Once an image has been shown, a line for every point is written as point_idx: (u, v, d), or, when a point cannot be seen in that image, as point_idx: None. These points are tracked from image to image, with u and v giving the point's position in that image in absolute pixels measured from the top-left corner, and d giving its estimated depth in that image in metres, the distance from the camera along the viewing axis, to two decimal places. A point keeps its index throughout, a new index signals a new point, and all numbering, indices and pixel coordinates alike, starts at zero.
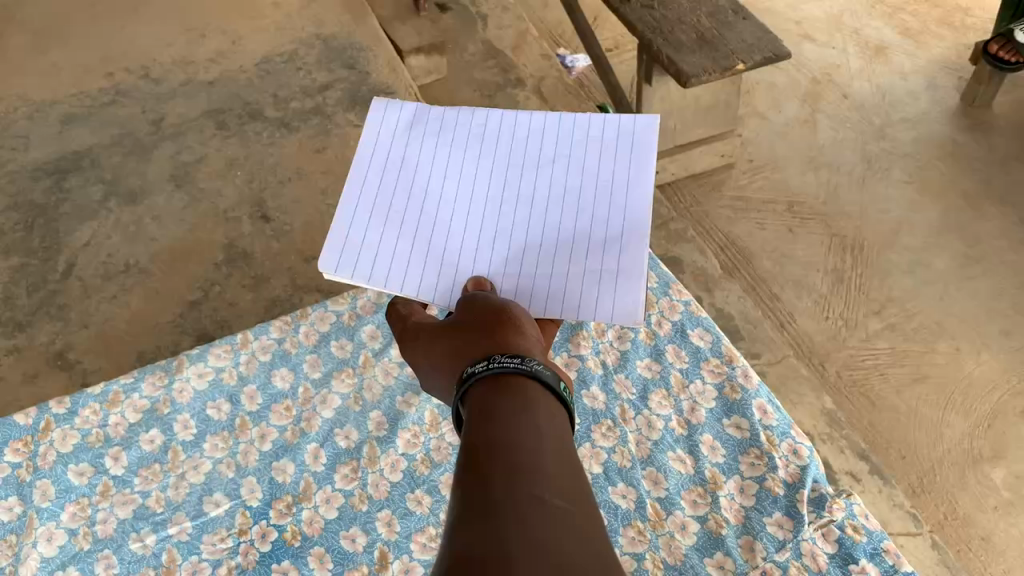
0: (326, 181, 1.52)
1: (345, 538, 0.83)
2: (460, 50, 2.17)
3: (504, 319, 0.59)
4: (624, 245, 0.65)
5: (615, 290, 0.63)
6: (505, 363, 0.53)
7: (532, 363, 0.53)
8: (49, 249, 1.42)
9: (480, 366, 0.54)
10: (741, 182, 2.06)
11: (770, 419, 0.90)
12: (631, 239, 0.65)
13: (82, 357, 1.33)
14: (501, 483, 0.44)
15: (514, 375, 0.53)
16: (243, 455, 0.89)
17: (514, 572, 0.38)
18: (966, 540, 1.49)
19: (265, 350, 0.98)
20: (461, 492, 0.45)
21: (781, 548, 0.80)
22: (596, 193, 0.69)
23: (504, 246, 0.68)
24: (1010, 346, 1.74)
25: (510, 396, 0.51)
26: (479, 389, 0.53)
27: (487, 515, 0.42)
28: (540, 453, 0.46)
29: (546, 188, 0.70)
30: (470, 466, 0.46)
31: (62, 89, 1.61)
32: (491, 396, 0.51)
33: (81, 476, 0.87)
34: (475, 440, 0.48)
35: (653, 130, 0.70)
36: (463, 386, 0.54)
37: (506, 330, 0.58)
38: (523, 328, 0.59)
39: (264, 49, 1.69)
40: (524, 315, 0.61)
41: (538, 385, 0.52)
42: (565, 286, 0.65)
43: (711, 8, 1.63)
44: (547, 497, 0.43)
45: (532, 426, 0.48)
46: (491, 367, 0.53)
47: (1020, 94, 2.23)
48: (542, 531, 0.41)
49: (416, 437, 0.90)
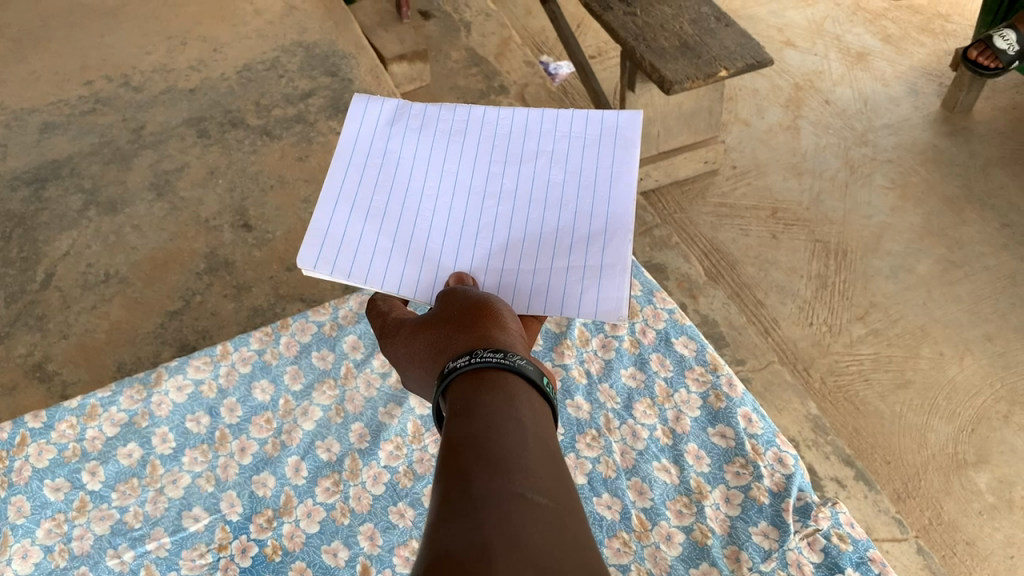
0: (308, 190, 1.51)
1: (326, 553, 0.82)
2: (443, 58, 2.17)
3: (485, 313, 0.58)
4: (609, 240, 0.65)
5: (599, 283, 0.63)
6: (488, 358, 0.52)
7: (515, 359, 0.52)
8: (28, 260, 1.40)
9: (462, 361, 0.53)
10: (725, 189, 2.06)
11: (755, 427, 0.89)
12: (615, 234, 0.65)
13: (61, 369, 1.31)
14: (481, 479, 0.43)
15: (497, 370, 0.52)
16: (223, 469, 0.88)
17: (495, 571, 0.37)
18: (950, 546, 1.49)
19: (244, 361, 0.97)
20: (440, 489, 0.44)
21: (767, 558, 0.79)
22: (580, 189, 0.68)
23: (485, 242, 0.67)
24: (992, 351, 1.75)
25: (492, 392, 0.50)
26: (461, 384, 0.52)
27: (466, 510, 0.41)
28: (522, 449, 0.46)
29: (531, 183, 0.69)
30: (451, 463, 0.45)
31: (40, 97, 1.59)
32: (472, 392, 0.51)
33: (57, 491, 0.85)
34: (456, 436, 0.47)
35: (636, 127, 0.70)
36: (445, 381, 0.53)
37: (488, 323, 0.57)
38: (504, 323, 0.58)
39: (246, 56, 1.68)
40: (504, 309, 0.60)
41: (522, 381, 0.52)
42: (549, 278, 0.64)
43: (693, 15, 1.63)
44: (529, 495, 0.42)
45: (516, 420, 0.48)
46: (473, 362, 0.52)
47: (998, 100, 2.25)
48: (521, 526, 0.40)
49: (399, 449, 0.89)
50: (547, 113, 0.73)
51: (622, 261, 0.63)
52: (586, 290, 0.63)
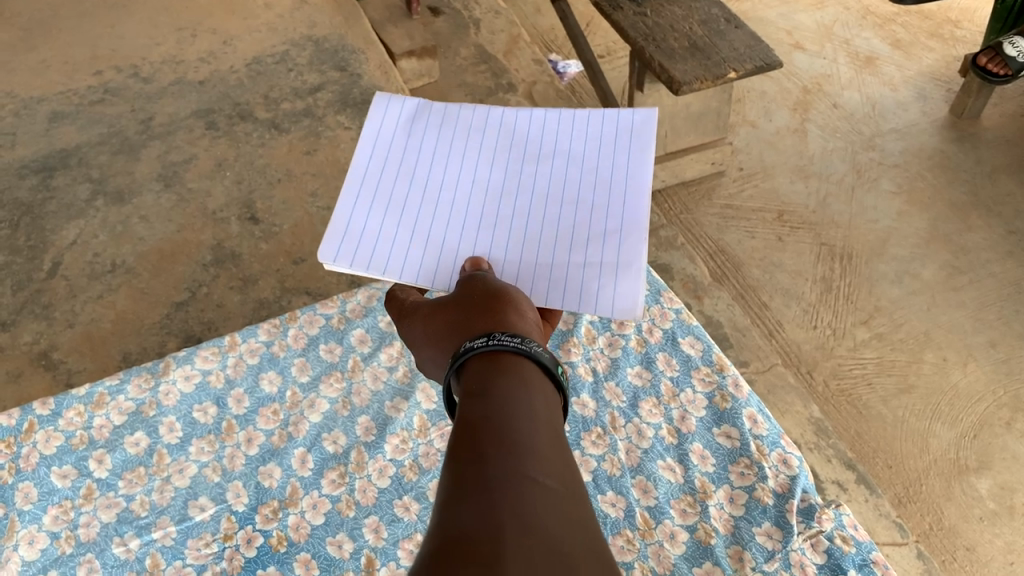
0: (315, 184, 1.52)
1: (331, 544, 0.82)
2: (452, 55, 2.17)
3: (504, 299, 0.58)
4: (625, 237, 0.65)
5: (615, 281, 0.63)
6: (504, 342, 0.53)
7: (531, 345, 0.53)
8: (36, 248, 1.41)
9: (478, 342, 0.54)
10: (731, 191, 2.07)
11: (760, 428, 0.89)
12: (630, 233, 0.65)
13: (66, 358, 1.32)
14: (494, 459, 0.43)
15: (512, 353, 0.52)
16: (230, 460, 0.88)
17: (505, 550, 0.37)
18: (950, 551, 1.50)
19: (253, 353, 0.97)
20: (452, 467, 0.44)
21: (769, 558, 0.79)
22: (598, 186, 0.68)
23: (501, 235, 0.67)
24: (996, 357, 1.75)
25: (506, 375, 0.50)
26: (475, 365, 0.53)
27: (480, 488, 0.41)
28: (534, 434, 0.46)
29: (548, 180, 0.69)
30: (463, 444, 0.45)
31: (49, 86, 1.60)
32: (488, 374, 0.51)
33: (64, 478, 0.86)
34: (470, 416, 0.48)
35: (652, 125, 0.70)
36: (459, 360, 0.54)
37: (505, 309, 0.58)
38: (522, 310, 0.58)
39: (255, 49, 1.69)
40: (521, 296, 0.60)
41: (535, 366, 0.52)
42: (563, 272, 0.64)
43: (703, 16, 1.63)
44: (539, 478, 0.43)
45: (529, 405, 0.48)
46: (490, 343, 0.53)
47: (1007, 107, 2.25)
48: (532, 507, 0.40)
49: (405, 442, 0.90)
50: (566, 113, 0.74)
51: (637, 262, 0.63)
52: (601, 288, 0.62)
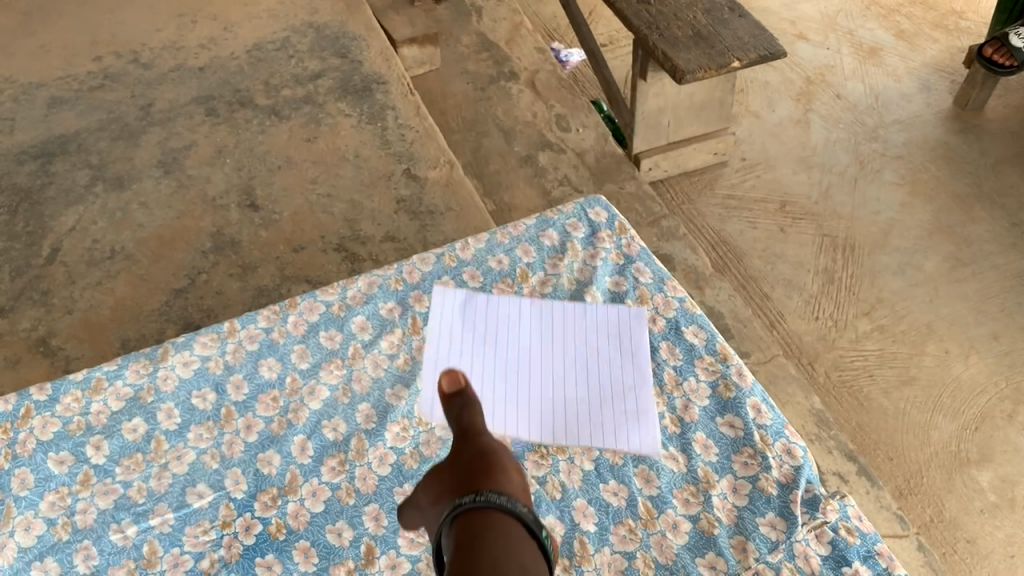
0: (315, 171, 1.50)
1: (331, 532, 0.81)
2: (453, 42, 2.16)
3: (493, 464, 0.62)
4: (634, 396, 0.89)
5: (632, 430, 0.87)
6: (493, 500, 0.54)
7: (517, 504, 0.54)
8: (35, 234, 1.40)
9: (467, 498, 0.55)
10: (734, 181, 2.06)
11: (764, 418, 0.88)
12: (633, 394, 0.89)
13: (65, 344, 1.29)
14: None
15: (499, 512, 0.53)
16: (228, 447, 0.87)
17: None
18: (951, 543, 1.49)
19: (252, 339, 0.95)
20: None
21: (773, 549, 0.79)
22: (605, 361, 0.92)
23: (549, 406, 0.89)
24: (998, 350, 1.74)
25: (492, 536, 0.52)
26: (463, 522, 0.53)
27: None
28: None
29: (569, 351, 0.93)
30: None
31: (50, 72, 1.62)
32: (475, 536, 0.52)
33: (60, 464, 0.85)
34: None
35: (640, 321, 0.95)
36: (450, 516, 0.55)
37: (493, 472, 0.61)
38: (509, 473, 0.62)
39: (256, 36, 1.70)
40: (509, 459, 0.64)
41: (521, 527, 0.53)
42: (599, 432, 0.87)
43: (707, 4, 1.62)
44: None
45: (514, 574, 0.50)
46: (478, 501, 0.54)
47: (1011, 99, 2.24)
48: None
49: (406, 430, 0.88)
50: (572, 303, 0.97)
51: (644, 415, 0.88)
52: (619, 432, 0.87)
